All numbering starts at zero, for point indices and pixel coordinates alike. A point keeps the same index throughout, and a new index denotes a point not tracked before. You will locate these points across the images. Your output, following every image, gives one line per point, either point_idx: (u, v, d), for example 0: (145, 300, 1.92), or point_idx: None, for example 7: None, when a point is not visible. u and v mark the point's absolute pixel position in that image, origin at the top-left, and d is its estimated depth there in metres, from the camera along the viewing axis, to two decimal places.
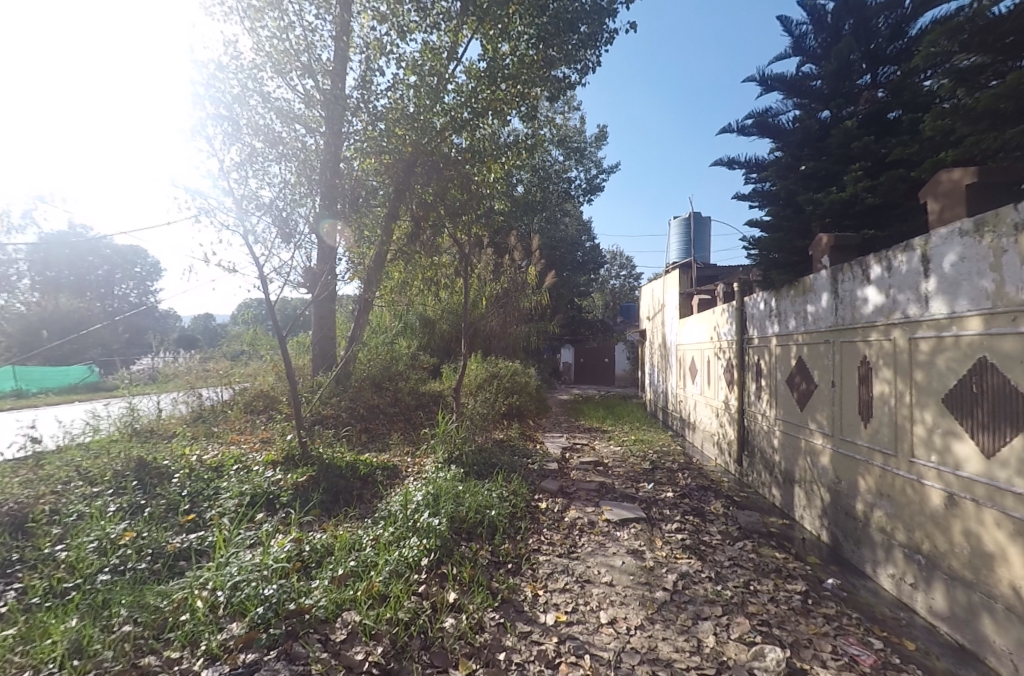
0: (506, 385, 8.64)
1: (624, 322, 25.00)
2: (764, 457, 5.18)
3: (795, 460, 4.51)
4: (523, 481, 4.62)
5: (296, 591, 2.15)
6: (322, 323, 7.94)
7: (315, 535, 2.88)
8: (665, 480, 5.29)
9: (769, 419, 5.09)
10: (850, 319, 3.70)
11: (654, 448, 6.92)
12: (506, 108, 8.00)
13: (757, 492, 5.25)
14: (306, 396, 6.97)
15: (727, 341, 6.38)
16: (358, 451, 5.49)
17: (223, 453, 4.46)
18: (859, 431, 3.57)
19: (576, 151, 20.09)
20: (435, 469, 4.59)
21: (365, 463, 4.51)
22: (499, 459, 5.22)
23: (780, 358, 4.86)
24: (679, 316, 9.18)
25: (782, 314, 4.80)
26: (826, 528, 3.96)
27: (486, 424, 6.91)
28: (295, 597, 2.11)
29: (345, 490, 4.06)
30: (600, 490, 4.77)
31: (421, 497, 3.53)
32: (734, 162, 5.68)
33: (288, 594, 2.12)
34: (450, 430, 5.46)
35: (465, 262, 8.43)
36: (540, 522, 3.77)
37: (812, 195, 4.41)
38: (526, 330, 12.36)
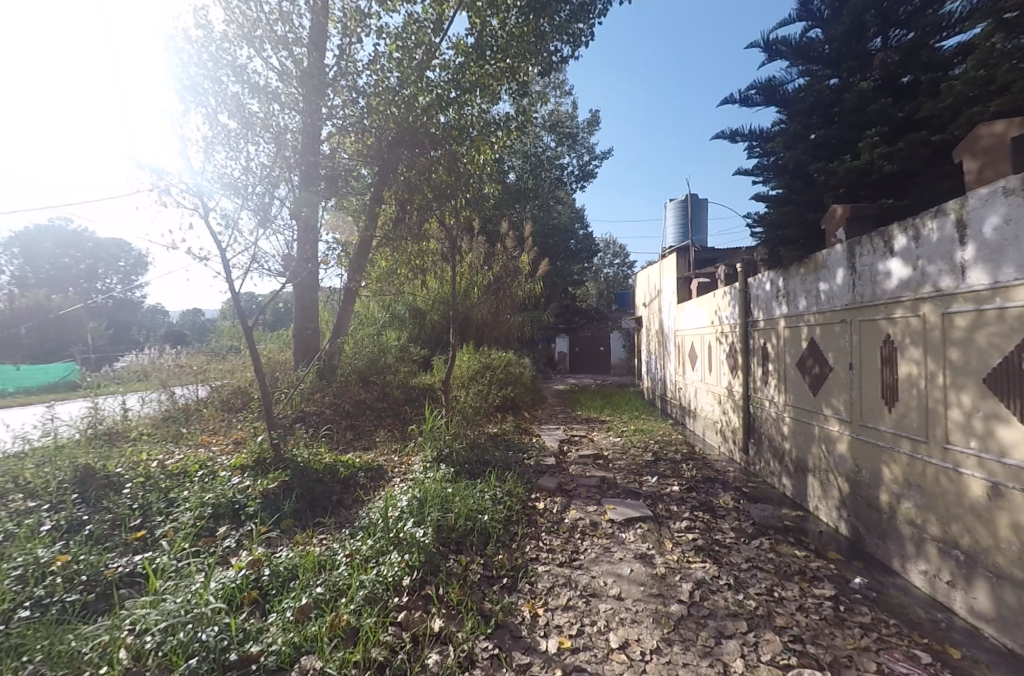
0: (500, 376, 8.32)
1: (619, 310, 24.71)
2: (773, 445, 4.88)
3: (808, 449, 4.20)
4: (519, 479, 4.31)
5: (242, 636, 1.87)
6: (304, 315, 7.55)
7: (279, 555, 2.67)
8: (669, 472, 5.00)
9: (777, 405, 4.79)
10: (870, 296, 3.38)
11: (654, 438, 6.64)
12: (496, 85, 7.62)
13: (765, 482, 4.97)
14: (286, 392, 6.62)
15: (729, 325, 6.08)
16: (342, 451, 5.18)
17: (189, 456, 4.22)
18: (882, 416, 3.26)
19: (568, 136, 19.63)
20: (423, 470, 4.27)
21: (344, 465, 4.22)
22: (493, 455, 4.92)
23: (789, 340, 4.55)
24: (677, 301, 8.88)
25: (791, 294, 4.48)
26: (844, 520, 3.67)
27: (478, 419, 6.63)
28: (238, 645, 1.82)
29: (320, 494, 3.78)
30: (601, 486, 4.46)
31: (405, 503, 3.26)
32: (736, 135, 5.32)
33: (229, 640, 1.82)
34: (440, 425, 5.15)
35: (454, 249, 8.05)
36: (539, 525, 3.47)
37: (823, 163, 4.07)
38: (521, 320, 12.05)
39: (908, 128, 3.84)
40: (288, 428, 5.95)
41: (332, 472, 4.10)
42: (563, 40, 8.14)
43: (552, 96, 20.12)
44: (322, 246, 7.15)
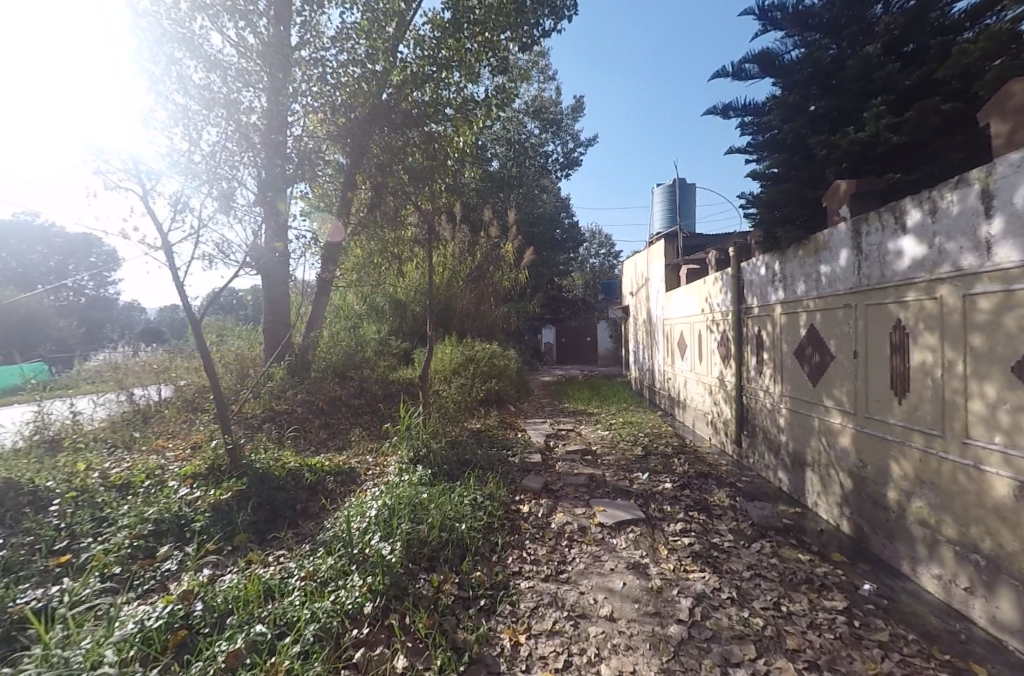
0: (483, 369, 8.02)
1: (605, 300, 24.49)
2: (768, 438, 4.65)
3: (806, 442, 3.98)
4: (500, 480, 4.02)
5: None
6: (274, 306, 7.13)
7: (220, 583, 2.54)
8: (660, 467, 4.76)
9: (773, 396, 4.56)
10: (879, 277, 3.13)
11: (643, 431, 6.41)
12: (475, 61, 7.19)
13: (760, 476, 4.75)
14: (247, 392, 6.19)
15: (720, 313, 5.83)
16: (312, 453, 4.84)
17: (136, 463, 3.97)
18: (892, 408, 3.02)
19: (552, 123, 19.23)
20: (398, 474, 3.96)
21: (310, 471, 3.89)
22: (474, 454, 4.63)
23: (786, 326, 4.30)
24: (665, 288, 8.63)
25: (789, 279, 4.23)
26: (846, 518, 3.45)
27: (459, 414, 6.32)
28: None
29: (280, 503, 3.48)
30: (589, 485, 4.20)
31: (375, 514, 2.98)
32: (728, 109, 5.02)
33: None
34: (417, 423, 4.83)
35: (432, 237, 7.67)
36: (521, 533, 3.18)
37: (824, 136, 3.79)
38: (505, 311, 11.72)
39: (916, 96, 3.59)
40: (252, 430, 5.56)
41: (297, 480, 3.77)
42: (545, 16, 7.74)
43: (534, 81, 19.65)
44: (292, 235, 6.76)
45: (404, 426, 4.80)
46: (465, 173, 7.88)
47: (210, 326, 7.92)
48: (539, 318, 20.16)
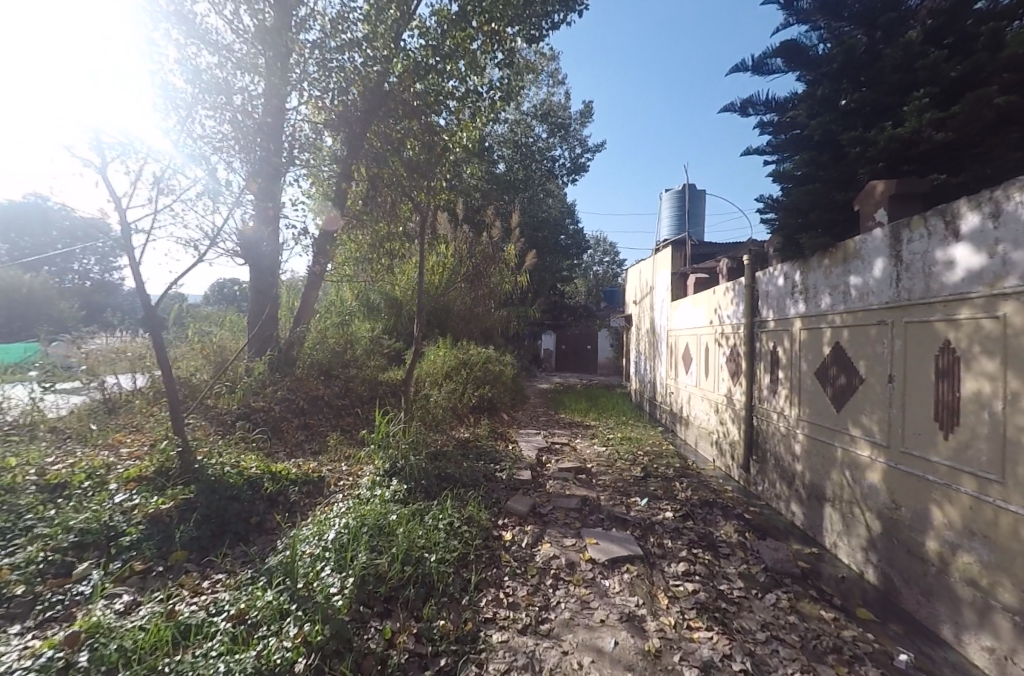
0: (477, 374, 7.60)
1: (607, 308, 24.09)
2: (781, 467, 4.24)
3: (825, 475, 3.57)
4: (482, 501, 3.58)
5: None
6: (261, 298, 6.73)
7: (133, 615, 2.07)
8: (660, 493, 4.33)
9: (788, 419, 4.15)
10: (923, 293, 2.72)
11: (643, 449, 5.98)
12: (483, 52, 6.81)
13: (770, 507, 4.33)
14: (224, 388, 5.78)
15: (731, 326, 5.41)
16: (280, 458, 4.42)
17: (83, 459, 3.51)
18: (935, 442, 2.61)
19: (560, 127, 18.88)
20: (369, 487, 3.51)
21: (269, 478, 3.35)
22: (458, 468, 4.21)
23: (806, 344, 3.88)
24: (671, 298, 8.22)
25: (810, 292, 3.81)
26: (873, 565, 3.03)
27: (444, 422, 5.90)
28: None
29: (230, 516, 2.97)
30: (582, 510, 3.78)
31: (332, 539, 2.55)
32: (747, 106, 4.49)
33: None
34: (394, 432, 4.38)
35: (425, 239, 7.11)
36: (500, 567, 2.75)
37: (857, 132, 3.35)
38: (505, 314, 11.32)
39: (963, 91, 3.15)
40: (219, 432, 5.09)
41: (253, 490, 3.23)
42: (556, 8, 7.36)
43: (543, 84, 19.33)
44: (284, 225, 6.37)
45: (381, 433, 4.34)
46: (467, 170, 7.48)
47: (192, 315, 7.48)
48: (540, 323, 19.73)
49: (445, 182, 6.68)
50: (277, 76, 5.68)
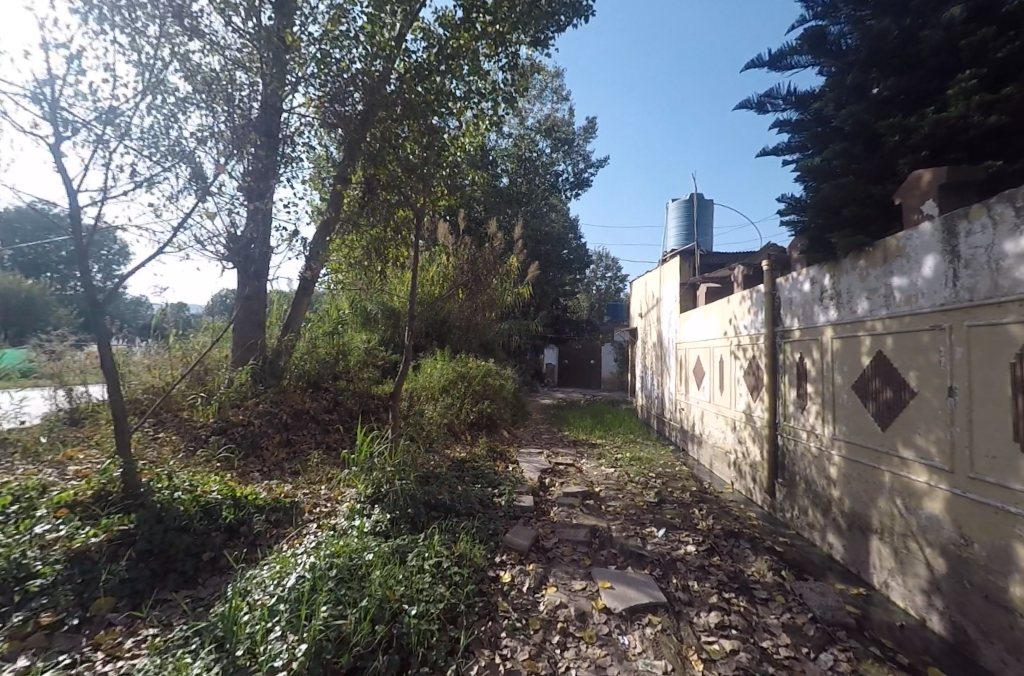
0: (476, 388, 7.18)
1: (611, 322, 23.75)
2: (814, 492, 3.78)
3: (871, 504, 3.11)
4: (476, 534, 3.14)
5: None
6: (248, 307, 6.36)
7: None
8: (679, 521, 3.89)
9: (820, 440, 3.70)
10: (990, 291, 2.25)
11: (654, 470, 5.52)
12: (486, 56, 6.48)
13: (802, 537, 3.87)
14: (200, 399, 5.39)
15: (749, 337, 4.99)
16: (254, 481, 4.01)
17: (18, 478, 3.09)
18: (1014, 470, 2.15)
19: (563, 141, 18.73)
20: (347, 517, 3.10)
21: (229, 505, 2.92)
22: (452, 494, 3.77)
23: (840, 354, 3.45)
24: (681, 308, 7.82)
25: (843, 297, 3.40)
26: (939, 613, 2.57)
27: (439, 441, 5.47)
28: None
29: (175, 553, 2.61)
30: (592, 544, 3.34)
31: (292, 585, 2.12)
32: (765, 101, 4.03)
33: None
34: (381, 452, 3.93)
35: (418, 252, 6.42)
36: (498, 619, 2.31)
37: (896, 117, 2.93)
38: (507, 327, 10.96)
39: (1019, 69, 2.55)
40: (185, 457, 4.60)
41: (209, 520, 2.82)
42: (562, 11, 7.11)
43: (546, 100, 19.28)
44: (275, 229, 6.01)
45: (365, 455, 3.89)
46: (468, 178, 7.11)
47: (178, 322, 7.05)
48: (542, 337, 19.38)
49: (444, 188, 6.32)
50: (273, 75, 5.36)
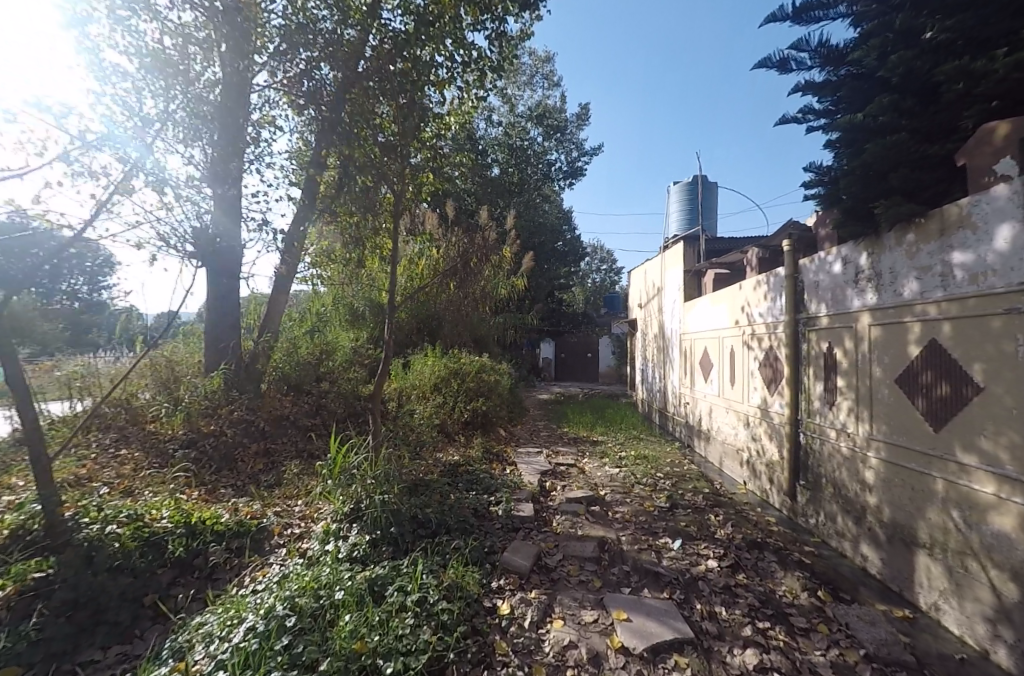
0: (469, 385, 6.77)
1: (607, 315, 23.38)
2: (844, 497, 3.42)
3: (918, 514, 2.75)
4: (469, 554, 2.77)
5: None
6: (219, 305, 6.09)
7: None
8: (694, 530, 3.53)
9: (854, 439, 3.33)
10: None
11: (662, 469, 5.16)
12: (472, 26, 5.88)
13: (830, 545, 3.52)
14: (165, 409, 5.12)
15: (766, 326, 4.63)
16: (219, 500, 3.68)
17: None
18: None
19: (557, 130, 18.17)
20: (320, 540, 2.83)
21: (179, 536, 2.68)
22: (439, 506, 3.39)
23: (880, 342, 3.08)
24: (685, 298, 7.45)
25: (885, 280, 3.03)
26: (1007, 646, 2.20)
27: (428, 444, 5.09)
28: None
29: (108, 600, 2.28)
30: (602, 560, 2.98)
31: (243, 652, 1.83)
32: (788, 60, 3.67)
33: None
34: (361, 462, 3.52)
35: (397, 242, 5.71)
36: (495, 671, 1.96)
37: (958, 63, 2.52)
38: (501, 321, 10.58)
39: None
40: (148, 472, 4.24)
41: (154, 556, 2.53)
42: None
43: (538, 87, 18.70)
44: (248, 221, 5.58)
45: (342, 464, 3.47)
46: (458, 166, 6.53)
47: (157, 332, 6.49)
48: (539, 331, 18.99)
49: (431, 171, 5.83)
50: (237, 55, 4.82)
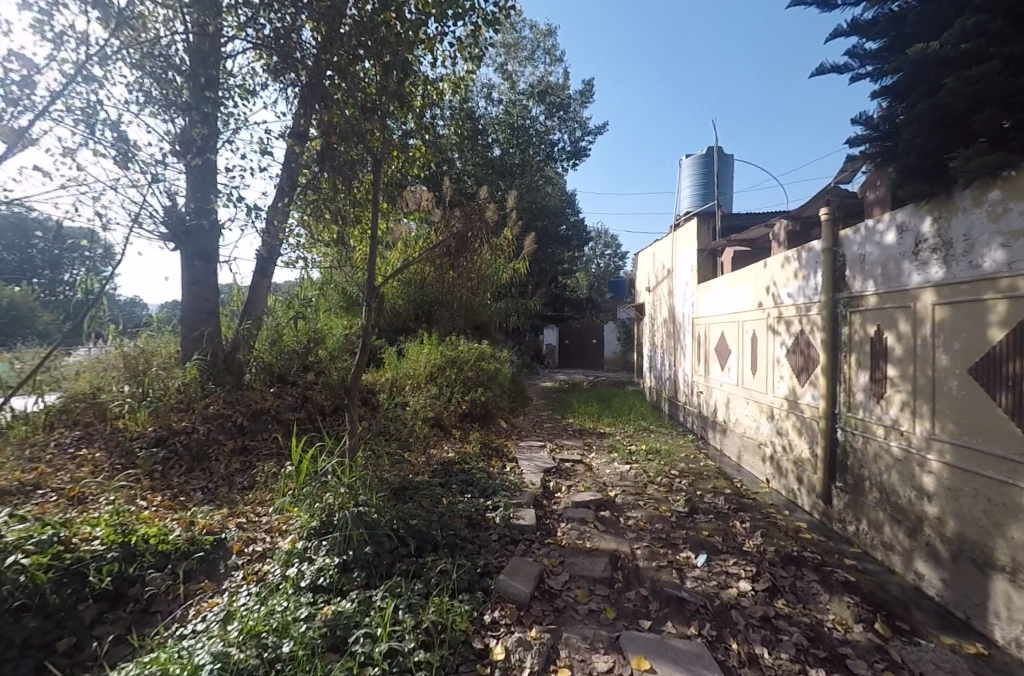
0: (466, 375, 6.31)
1: (613, 300, 22.84)
2: (895, 505, 2.97)
3: (997, 531, 2.29)
4: (457, 581, 2.34)
5: None
6: (195, 292, 5.64)
7: None
8: (718, 540, 3.10)
9: (909, 438, 2.86)
10: None
11: (678, 466, 4.71)
12: None
13: (877, 558, 3.08)
14: (129, 404, 4.70)
15: (797, 307, 4.14)
16: (179, 511, 3.30)
17: None
18: None
19: (558, 107, 17.42)
20: (285, 562, 2.41)
21: (111, 562, 2.29)
22: (426, 515, 2.96)
23: (948, 325, 2.60)
24: (699, 279, 6.93)
25: (957, 250, 2.54)
26: None
27: (419, 442, 4.65)
28: None
29: (6, 649, 1.87)
30: (616, 582, 2.55)
31: None
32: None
33: None
34: (334, 467, 3.07)
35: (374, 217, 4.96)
36: None
37: None
38: (503, 306, 10.11)
39: None
40: (108, 477, 3.87)
41: (74, 590, 2.15)
42: None
43: (539, 63, 17.88)
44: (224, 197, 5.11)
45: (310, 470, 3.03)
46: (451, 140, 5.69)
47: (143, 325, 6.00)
48: (541, 317, 18.47)
49: (424, 142, 5.23)
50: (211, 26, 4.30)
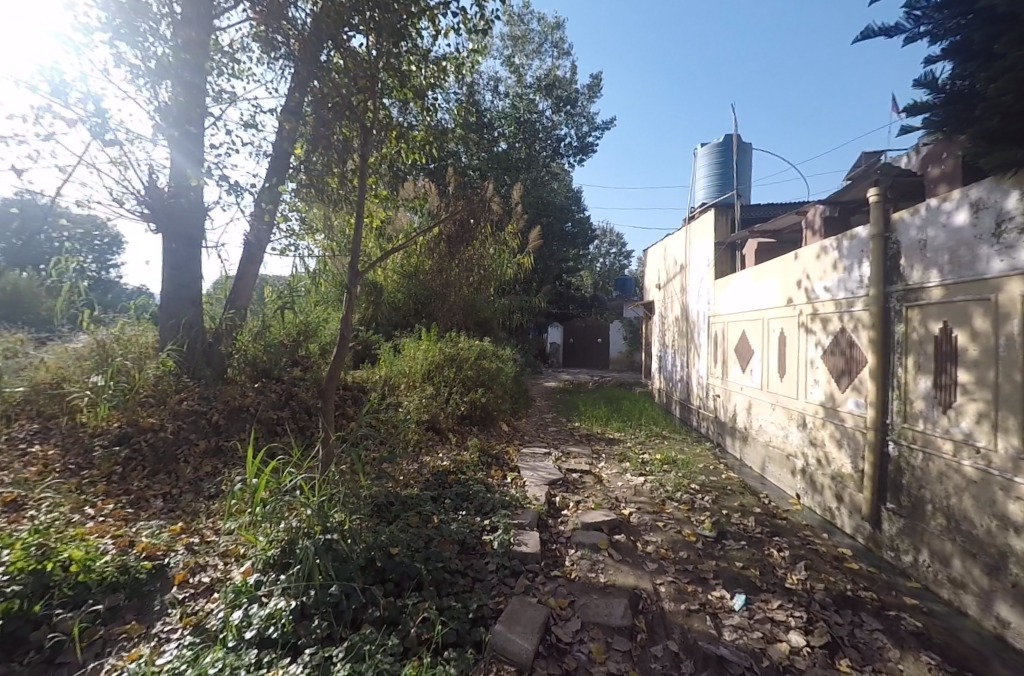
0: (466, 375, 5.85)
1: (620, 298, 22.37)
2: (968, 534, 2.49)
3: None
4: (442, 635, 1.89)
5: None
6: (173, 277, 5.14)
7: None
8: (753, 573, 2.63)
9: (989, 457, 2.37)
10: None
11: (698, 479, 4.24)
12: None
13: (946, 597, 2.59)
14: (88, 398, 4.21)
15: (836, 302, 3.65)
16: (126, 526, 2.83)
17: None
18: None
19: (565, 101, 16.91)
20: (230, 604, 1.97)
21: (11, 600, 1.85)
22: (411, 543, 2.50)
23: None
24: (717, 274, 6.44)
25: None
26: None
27: (412, 453, 4.20)
28: None
29: None
30: (636, 632, 2.10)
31: None
32: None
33: None
34: (303, 481, 2.61)
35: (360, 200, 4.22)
36: None
37: None
38: (507, 303, 9.66)
39: None
40: (57, 480, 3.46)
41: None
42: None
43: (546, 56, 17.32)
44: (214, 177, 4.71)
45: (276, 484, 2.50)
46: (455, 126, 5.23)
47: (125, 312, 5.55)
48: (546, 315, 18.02)
49: (426, 125, 4.75)
50: None
